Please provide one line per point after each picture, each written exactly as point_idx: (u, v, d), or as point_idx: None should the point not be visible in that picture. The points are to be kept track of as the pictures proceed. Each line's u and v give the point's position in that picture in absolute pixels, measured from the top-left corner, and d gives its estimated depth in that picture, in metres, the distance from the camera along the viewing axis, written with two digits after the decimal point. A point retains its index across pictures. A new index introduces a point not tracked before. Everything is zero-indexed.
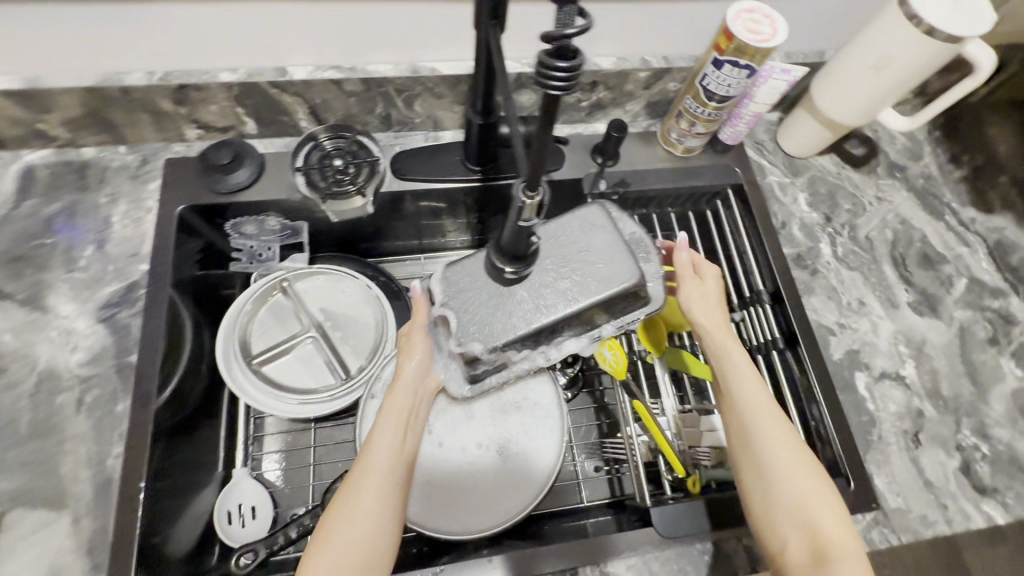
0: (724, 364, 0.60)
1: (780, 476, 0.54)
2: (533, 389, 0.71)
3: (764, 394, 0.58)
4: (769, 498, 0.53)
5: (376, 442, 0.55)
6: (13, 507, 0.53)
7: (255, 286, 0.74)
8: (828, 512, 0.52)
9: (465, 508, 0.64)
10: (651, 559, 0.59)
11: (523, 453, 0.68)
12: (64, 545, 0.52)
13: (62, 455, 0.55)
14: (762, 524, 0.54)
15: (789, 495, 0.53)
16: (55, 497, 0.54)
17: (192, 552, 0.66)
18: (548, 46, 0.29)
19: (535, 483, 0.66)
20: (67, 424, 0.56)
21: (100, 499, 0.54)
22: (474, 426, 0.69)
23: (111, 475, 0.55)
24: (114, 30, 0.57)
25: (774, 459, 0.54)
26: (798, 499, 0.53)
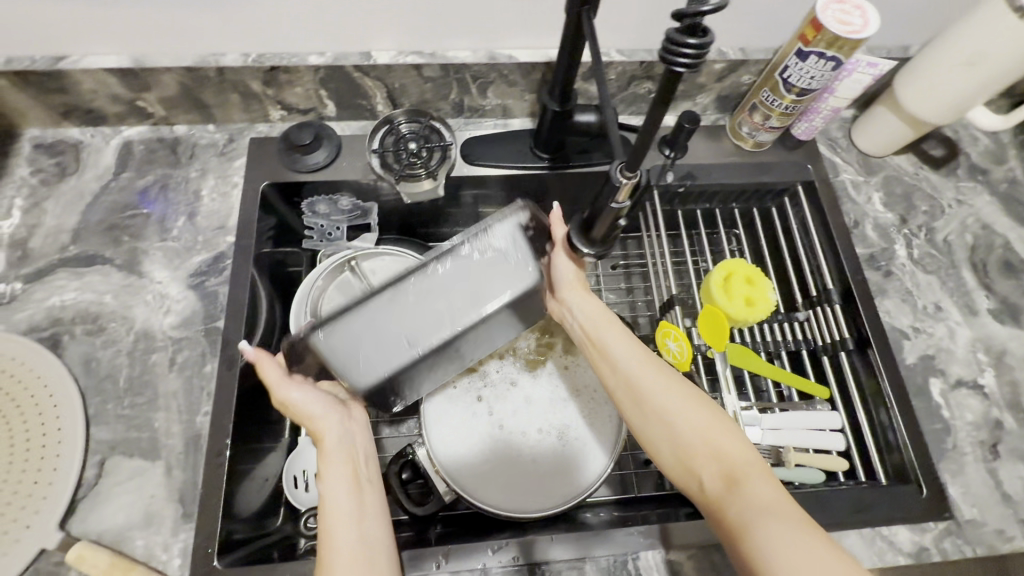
0: (595, 327, 0.62)
1: (672, 416, 0.53)
2: (590, 375, 0.72)
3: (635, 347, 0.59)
4: (677, 450, 0.52)
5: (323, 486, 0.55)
6: (112, 454, 0.57)
7: (326, 263, 0.77)
8: (725, 433, 0.52)
9: (523, 487, 0.65)
10: (713, 550, 0.58)
11: (582, 438, 0.69)
12: (157, 492, 0.56)
13: (155, 410, 0.59)
14: (676, 470, 0.53)
15: (691, 441, 0.52)
16: (149, 447, 0.57)
17: (261, 512, 0.69)
18: (679, 26, 0.30)
19: (593, 467, 0.67)
20: (160, 381, 0.60)
21: (189, 453, 0.57)
22: (534, 411, 0.70)
23: (198, 431, 0.58)
24: (217, 13, 0.60)
25: (662, 402, 0.54)
26: (700, 438, 0.52)
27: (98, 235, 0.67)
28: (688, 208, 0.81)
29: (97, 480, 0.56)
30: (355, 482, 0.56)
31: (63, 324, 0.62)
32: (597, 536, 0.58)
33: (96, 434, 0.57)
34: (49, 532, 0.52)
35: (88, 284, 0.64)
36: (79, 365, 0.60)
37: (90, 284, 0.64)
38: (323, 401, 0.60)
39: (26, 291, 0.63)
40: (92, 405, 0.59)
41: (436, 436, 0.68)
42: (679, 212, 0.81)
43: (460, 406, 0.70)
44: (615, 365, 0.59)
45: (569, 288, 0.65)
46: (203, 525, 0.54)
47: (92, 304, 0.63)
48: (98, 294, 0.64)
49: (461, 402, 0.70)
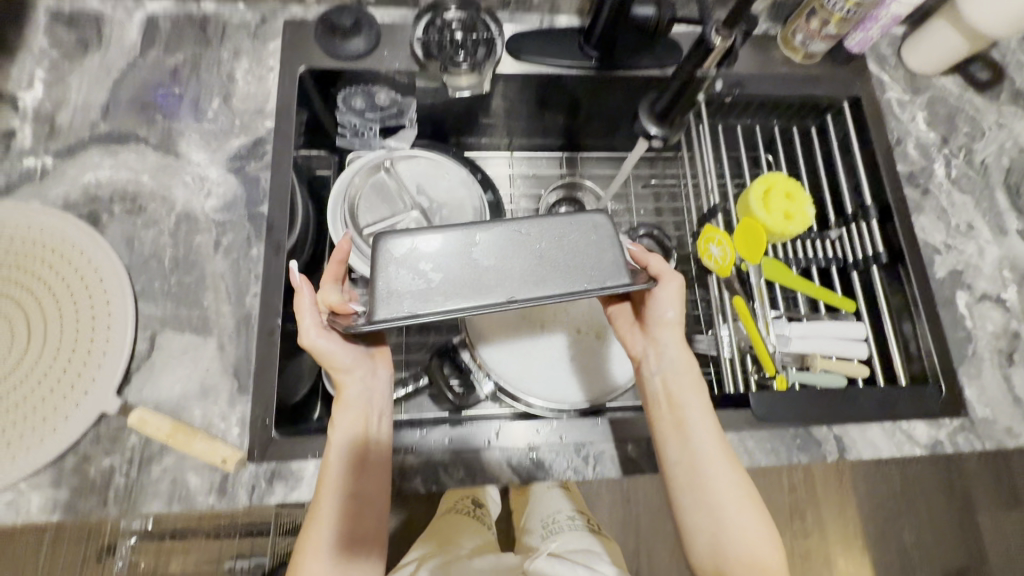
0: (677, 388, 0.59)
1: (735, 519, 0.55)
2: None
3: (711, 424, 0.57)
4: (716, 536, 0.55)
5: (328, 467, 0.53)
6: (163, 330, 0.57)
7: (363, 159, 0.76)
8: (766, 541, 0.55)
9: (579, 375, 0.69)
10: (746, 438, 0.60)
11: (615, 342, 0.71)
12: (211, 365, 0.56)
13: (204, 289, 0.58)
14: (705, 556, 0.55)
15: (734, 538, 0.54)
16: (200, 324, 0.57)
17: None
18: None
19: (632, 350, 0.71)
20: (206, 262, 0.59)
21: (242, 331, 0.57)
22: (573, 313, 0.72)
23: (248, 311, 0.58)
24: None
25: (723, 491, 0.55)
26: (743, 540, 0.54)
27: (129, 113, 0.64)
28: (729, 122, 0.81)
29: (149, 353, 0.56)
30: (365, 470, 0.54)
31: (101, 201, 0.60)
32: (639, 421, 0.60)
33: (146, 309, 0.57)
34: (108, 397, 0.53)
35: (123, 163, 0.62)
36: (122, 242, 0.59)
37: (126, 162, 0.62)
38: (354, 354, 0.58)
39: (58, 166, 0.61)
40: (138, 281, 0.58)
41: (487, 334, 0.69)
42: (720, 125, 0.81)
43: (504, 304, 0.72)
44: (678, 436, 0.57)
45: (666, 328, 0.60)
46: (261, 397, 0.55)
47: (129, 184, 0.61)
48: (134, 174, 0.61)
49: None
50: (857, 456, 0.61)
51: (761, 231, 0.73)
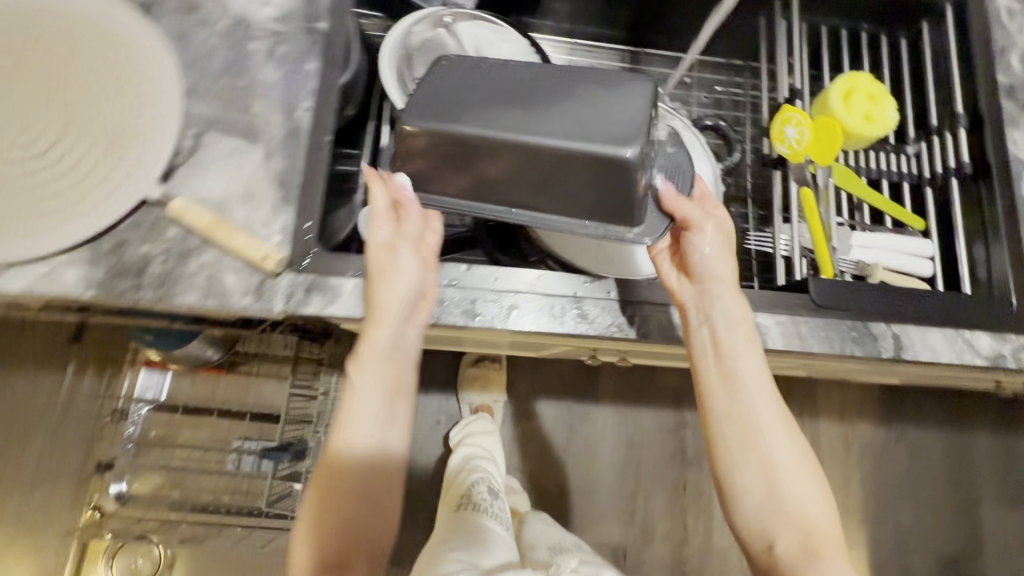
0: (728, 341, 0.52)
1: (791, 485, 0.50)
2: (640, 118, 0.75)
3: (765, 382, 0.52)
4: (770, 503, 0.50)
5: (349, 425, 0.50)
6: (210, 130, 0.54)
7: (424, 10, 0.72)
8: (826, 513, 0.50)
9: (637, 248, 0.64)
10: (801, 322, 0.57)
11: None
12: (255, 172, 0.54)
13: (254, 97, 0.56)
14: (756, 526, 0.50)
15: (789, 505, 0.49)
16: (248, 130, 0.55)
17: None
18: None
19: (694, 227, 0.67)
20: (258, 70, 0.56)
21: (290, 143, 0.55)
22: None
23: (298, 124, 0.56)
24: None
25: (778, 451, 0.50)
26: (799, 507, 0.50)
27: None
28: (814, 21, 0.77)
29: (194, 150, 0.53)
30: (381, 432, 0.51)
31: None
32: None
33: (193, 108, 0.55)
34: (150, 183, 0.51)
35: None
36: (173, 38, 0.56)
37: None
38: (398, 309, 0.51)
39: None
40: (188, 79, 0.55)
41: None
42: (805, 23, 0.77)
43: None
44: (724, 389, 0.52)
45: (717, 273, 0.53)
46: (304, 207, 0.53)
47: None
48: None
49: None
50: (914, 356, 0.58)
51: (836, 130, 0.68)
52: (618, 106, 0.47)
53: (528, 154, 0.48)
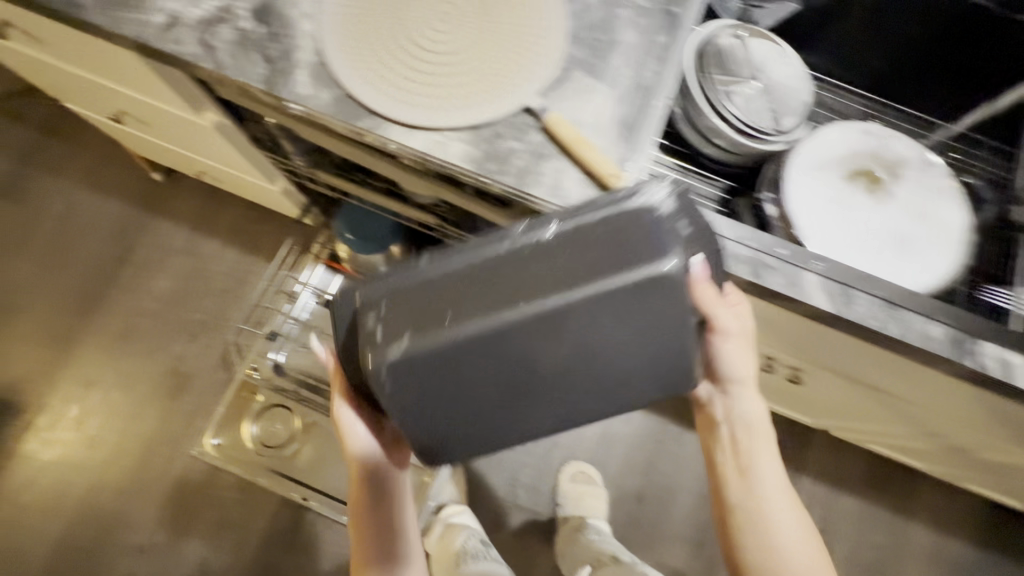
0: (746, 433, 0.78)
1: (797, 552, 0.70)
2: (896, 144, 0.80)
3: (772, 467, 0.76)
4: (770, 556, 0.71)
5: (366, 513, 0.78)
6: (577, 68, 0.66)
7: (728, 20, 0.84)
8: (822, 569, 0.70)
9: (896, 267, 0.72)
10: None
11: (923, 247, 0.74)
12: (605, 109, 0.65)
13: (615, 52, 0.67)
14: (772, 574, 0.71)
15: (792, 556, 0.70)
16: (606, 76, 0.66)
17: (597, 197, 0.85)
18: None
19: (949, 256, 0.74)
20: (621, 32, 0.68)
21: (635, 94, 0.66)
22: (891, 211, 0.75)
23: (644, 81, 0.67)
24: None
25: (784, 523, 0.72)
26: (803, 560, 0.70)
27: None
28: None
29: (563, 79, 0.65)
30: (381, 505, 0.79)
31: None
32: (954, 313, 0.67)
33: (569, 46, 0.66)
34: (531, 96, 0.63)
35: None
36: None
37: None
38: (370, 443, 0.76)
39: None
40: (568, 23, 0.68)
41: (800, 196, 0.74)
42: None
43: (828, 177, 0.76)
44: (740, 490, 0.75)
45: (739, 362, 0.73)
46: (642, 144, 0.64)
47: None
48: None
49: (831, 173, 0.76)
50: None
51: None
52: (654, 348, 0.58)
53: (472, 427, 0.60)
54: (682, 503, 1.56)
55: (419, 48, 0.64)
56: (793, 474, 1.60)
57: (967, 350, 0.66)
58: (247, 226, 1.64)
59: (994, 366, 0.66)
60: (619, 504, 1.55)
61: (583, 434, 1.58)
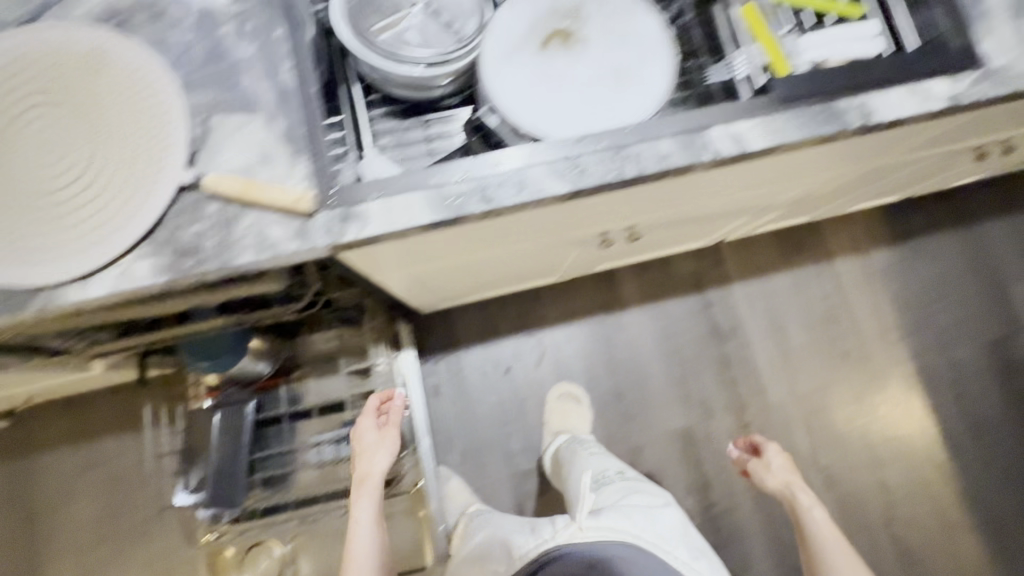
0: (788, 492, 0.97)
1: (835, 553, 0.89)
2: None
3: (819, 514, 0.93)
4: (817, 542, 0.91)
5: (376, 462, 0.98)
6: (215, 113, 0.60)
7: None
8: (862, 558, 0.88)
9: (622, 99, 0.70)
10: (776, 119, 0.63)
11: (635, 62, 0.72)
12: (264, 137, 0.60)
13: (239, 75, 0.61)
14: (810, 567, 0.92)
15: (837, 552, 0.89)
16: (239, 103, 0.60)
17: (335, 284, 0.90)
18: None
19: (667, 65, 0.72)
20: (236, 50, 0.62)
21: (283, 104, 0.60)
22: (605, 43, 0.73)
23: (285, 87, 0.61)
24: None
25: (834, 550, 0.89)
26: (840, 549, 0.89)
27: None
28: None
29: (205, 135, 0.60)
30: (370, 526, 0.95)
31: (123, 14, 0.62)
32: (698, 113, 0.62)
33: (197, 100, 0.60)
34: (181, 169, 0.57)
35: None
36: (155, 48, 0.62)
37: None
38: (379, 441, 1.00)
39: None
40: (180, 78, 0.61)
41: (502, 91, 0.71)
42: None
43: (529, 57, 0.72)
44: (812, 522, 0.93)
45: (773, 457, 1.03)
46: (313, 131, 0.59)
47: None
48: None
49: (524, 50, 0.72)
50: (882, 119, 0.63)
51: None
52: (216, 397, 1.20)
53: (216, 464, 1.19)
54: (655, 372, 1.61)
55: (50, 202, 0.58)
56: (725, 289, 1.67)
57: (702, 145, 0.61)
58: (124, 407, 1.54)
59: (728, 145, 0.62)
60: (606, 406, 1.60)
61: (540, 375, 1.60)
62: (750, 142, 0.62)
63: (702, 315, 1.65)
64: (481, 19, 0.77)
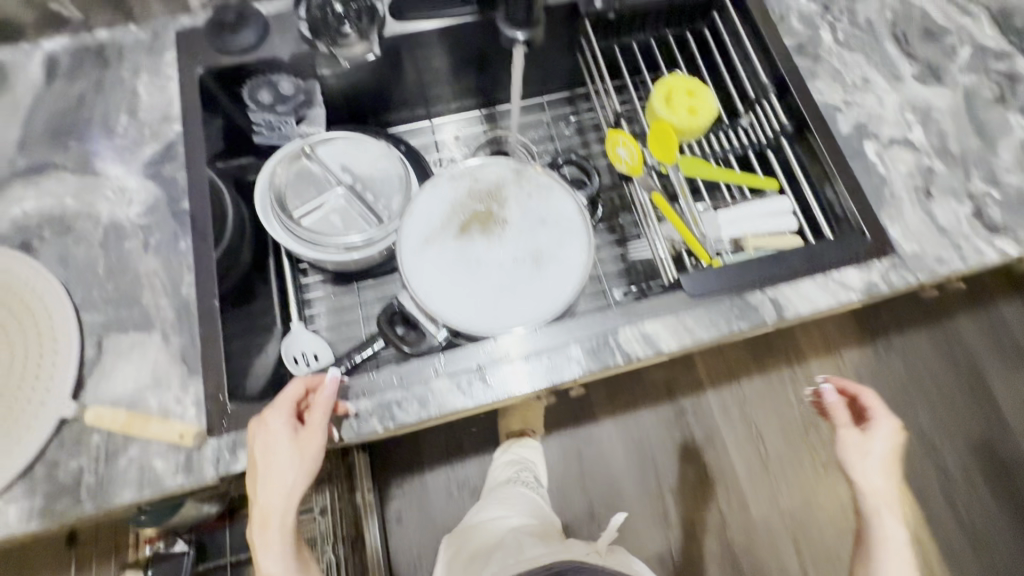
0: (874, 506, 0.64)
1: None
2: (487, 170, 0.76)
3: None
4: None
5: (273, 478, 0.51)
6: (110, 333, 0.59)
7: (282, 151, 0.77)
8: None
9: (539, 289, 0.70)
10: (686, 318, 0.62)
11: (553, 247, 0.72)
12: (159, 357, 0.58)
13: (140, 290, 0.61)
14: None
15: None
16: (139, 321, 0.59)
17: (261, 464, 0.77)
18: None
19: (583, 251, 0.72)
20: (139, 265, 0.62)
21: (182, 321, 0.59)
22: (525, 226, 0.73)
23: (186, 301, 0.60)
24: None
25: None
26: None
27: (41, 146, 0.66)
28: (641, 38, 0.83)
29: (97, 357, 0.58)
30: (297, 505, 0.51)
31: (29, 229, 0.62)
32: (607, 314, 0.61)
33: (94, 318, 0.59)
34: (64, 400, 0.55)
35: (44, 191, 0.64)
36: (57, 263, 0.61)
37: (49, 190, 0.64)
38: (283, 444, 0.52)
39: None
40: (79, 294, 0.60)
41: (418, 280, 0.70)
42: (632, 43, 0.83)
43: (450, 243, 0.72)
44: None
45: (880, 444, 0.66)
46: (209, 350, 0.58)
47: (54, 207, 0.63)
48: (58, 199, 0.64)
49: (444, 236, 0.72)
50: (796, 313, 0.62)
51: (676, 100, 0.76)
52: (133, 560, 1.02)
53: None
54: (629, 489, 1.52)
55: None
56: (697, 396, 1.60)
57: (613, 347, 0.60)
58: None
59: (640, 346, 0.60)
60: (576, 526, 1.50)
61: None
62: (662, 341, 0.61)
63: (675, 426, 1.57)
64: (404, 200, 0.78)
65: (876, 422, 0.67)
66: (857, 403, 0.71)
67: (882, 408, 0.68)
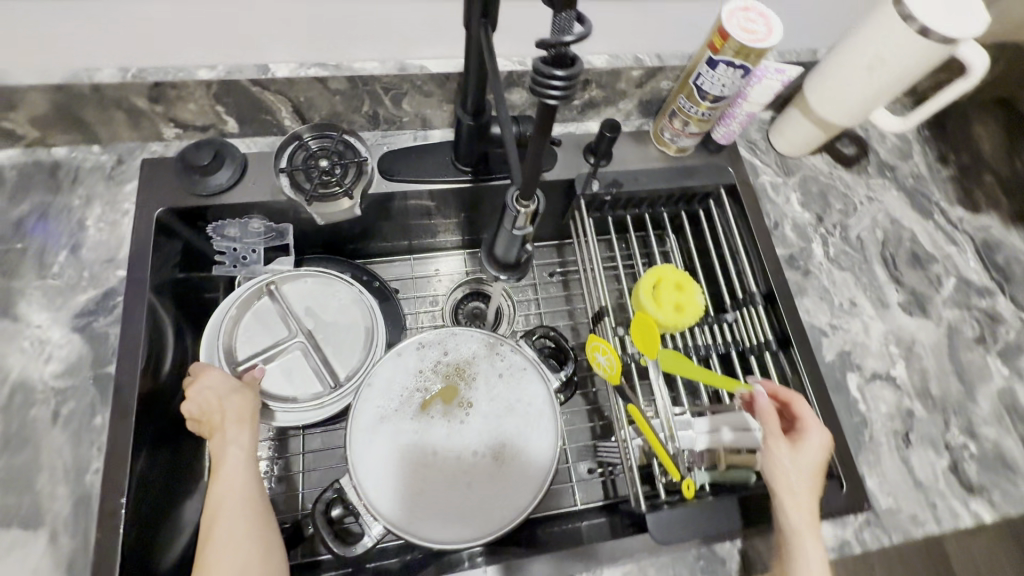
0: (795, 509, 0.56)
1: None
2: (460, 342, 0.71)
3: None
4: None
5: (225, 453, 0.56)
6: None
7: (240, 291, 0.70)
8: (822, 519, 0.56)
9: (497, 489, 0.64)
10: (647, 565, 0.60)
11: (516, 440, 0.67)
12: (41, 563, 0.50)
13: (37, 472, 0.53)
14: None
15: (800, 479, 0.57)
16: (28, 513, 0.52)
17: None
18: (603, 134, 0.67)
19: (548, 450, 0.66)
20: (43, 439, 0.54)
21: (79, 518, 0.52)
22: (491, 413, 0.68)
23: (89, 491, 0.53)
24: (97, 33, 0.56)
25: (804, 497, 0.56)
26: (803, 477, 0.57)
27: None
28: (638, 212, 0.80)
29: None
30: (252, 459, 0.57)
31: None
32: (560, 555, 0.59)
33: None
34: None
35: None
36: None
37: None
38: (226, 381, 0.61)
39: None
40: None
41: (365, 465, 0.64)
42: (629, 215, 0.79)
43: (409, 425, 0.66)
44: None
45: (810, 453, 0.58)
46: (102, 563, 0.50)
47: None
48: None
49: (401, 414, 0.67)
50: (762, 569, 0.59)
51: (665, 290, 0.72)
52: None
53: None
54: None
55: None
56: None
57: None
58: None
59: None
60: None
61: None
62: None
63: None
64: (364, 359, 0.72)
65: (808, 435, 0.59)
66: (789, 411, 0.62)
67: (813, 418, 0.60)
